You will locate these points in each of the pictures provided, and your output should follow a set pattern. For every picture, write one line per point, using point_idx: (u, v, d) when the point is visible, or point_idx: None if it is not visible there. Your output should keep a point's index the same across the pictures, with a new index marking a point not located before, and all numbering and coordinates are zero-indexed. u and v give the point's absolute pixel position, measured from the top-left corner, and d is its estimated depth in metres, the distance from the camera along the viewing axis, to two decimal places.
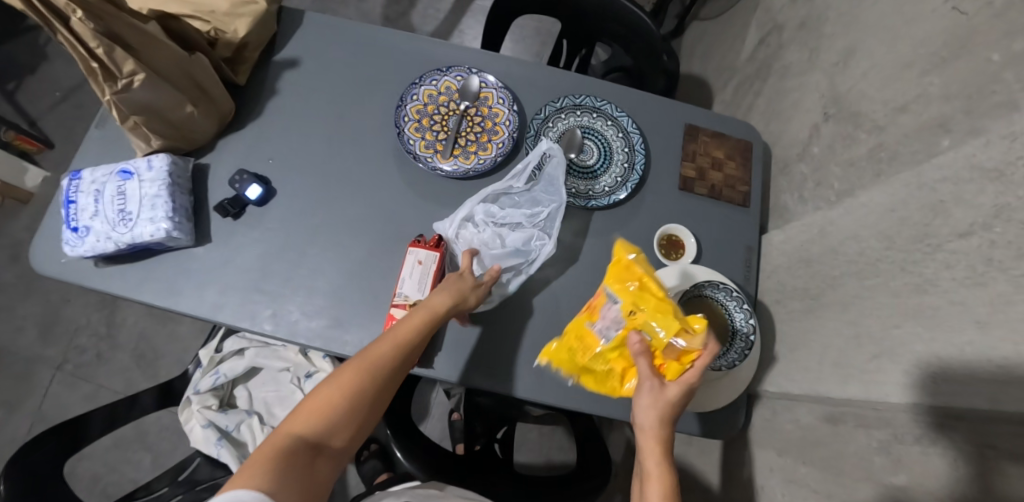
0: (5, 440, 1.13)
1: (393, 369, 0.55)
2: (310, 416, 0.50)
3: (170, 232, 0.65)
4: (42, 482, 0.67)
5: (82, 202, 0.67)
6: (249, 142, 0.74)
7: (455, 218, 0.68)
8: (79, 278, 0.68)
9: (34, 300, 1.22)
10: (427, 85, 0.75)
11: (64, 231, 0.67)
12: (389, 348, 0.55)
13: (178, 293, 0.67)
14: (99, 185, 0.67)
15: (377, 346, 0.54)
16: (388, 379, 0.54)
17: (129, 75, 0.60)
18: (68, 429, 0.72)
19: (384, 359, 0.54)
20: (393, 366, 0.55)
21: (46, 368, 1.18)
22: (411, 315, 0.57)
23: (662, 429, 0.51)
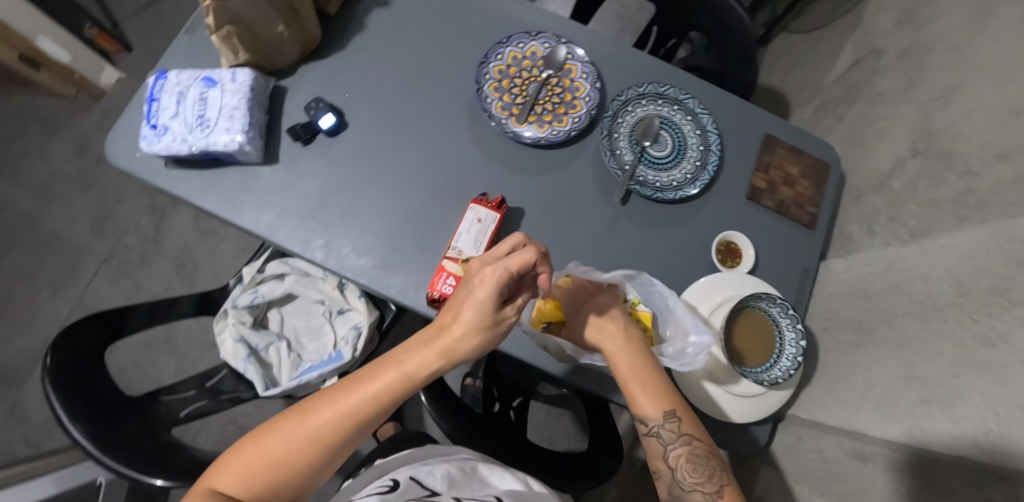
0: (46, 320, 1.19)
1: (387, 403, 0.52)
2: (247, 473, 0.49)
3: (242, 145, 0.66)
4: (83, 361, 0.69)
5: (164, 102, 0.68)
6: (329, 71, 0.73)
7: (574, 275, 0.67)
8: (148, 175, 0.69)
9: (92, 194, 1.27)
10: (513, 47, 0.74)
11: (143, 127, 0.68)
12: (336, 414, 0.51)
13: (238, 207, 0.68)
14: (183, 89, 0.68)
15: (323, 413, 0.51)
16: (385, 407, 0.52)
17: None
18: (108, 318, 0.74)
19: (378, 393, 0.52)
20: (341, 434, 0.51)
21: (92, 261, 1.23)
22: (379, 373, 0.53)
23: (632, 381, 0.56)
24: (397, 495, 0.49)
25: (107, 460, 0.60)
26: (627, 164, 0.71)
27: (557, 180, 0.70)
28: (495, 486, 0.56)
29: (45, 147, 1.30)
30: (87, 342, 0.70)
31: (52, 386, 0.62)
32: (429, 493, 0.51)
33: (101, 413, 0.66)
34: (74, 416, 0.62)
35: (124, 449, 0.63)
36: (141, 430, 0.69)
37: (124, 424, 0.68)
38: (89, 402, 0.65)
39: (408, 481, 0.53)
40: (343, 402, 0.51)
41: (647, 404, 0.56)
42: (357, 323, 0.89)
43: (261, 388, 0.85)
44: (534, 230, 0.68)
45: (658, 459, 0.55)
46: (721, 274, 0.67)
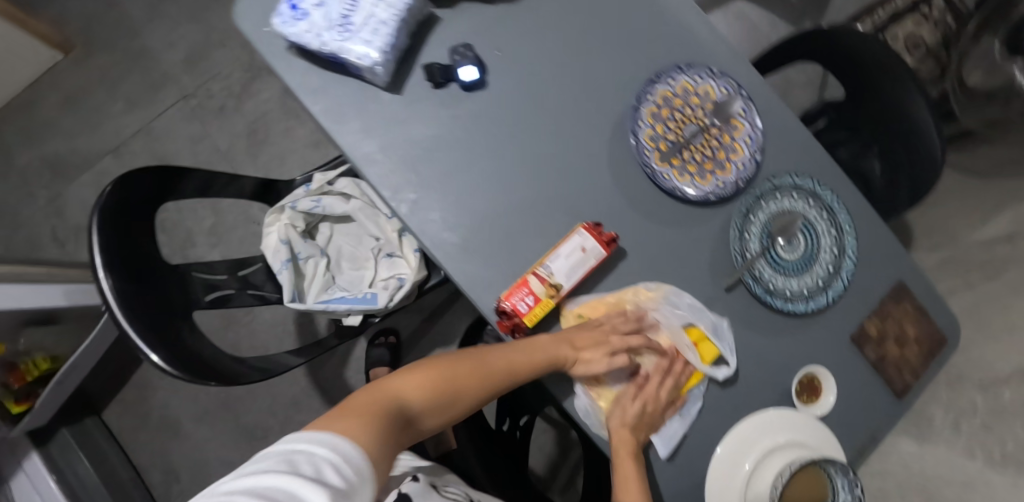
0: (112, 130, 1.19)
1: (502, 376, 0.55)
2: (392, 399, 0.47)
3: (375, 66, 0.57)
4: (136, 213, 0.66)
5: None
6: (491, 19, 0.64)
7: (674, 314, 0.62)
8: (267, 52, 0.63)
9: (196, 26, 1.22)
10: (689, 77, 0.65)
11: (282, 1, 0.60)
12: (461, 369, 0.53)
13: (343, 123, 0.62)
14: None
15: (447, 365, 0.53)
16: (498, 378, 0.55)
17: None
18: (168, 177, 0.71)
19: (497, 364, 0.54)
20: (461, 385, 0.53)
21: (174, 93, 1.20)
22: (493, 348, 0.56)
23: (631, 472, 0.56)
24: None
25: (129, 328, 0.58)
26: (750, 252, 0.64)
27: (671, 238, 0.64)
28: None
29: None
30: (142, 192, 0.67)
31: (98, 226, 0.60)
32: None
33: (133, 273, 0.63)
34: (108, 264, 0.60)
35: (145, 319, 0.61)
36: (163, 302, 0.66)
37: (151, 290, 0.65)
38: (124, 258, 0.63)
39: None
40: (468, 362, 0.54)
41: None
42: (401, 274, 0.85)
43: (287, 297, 0.81)
44: (622, 279, 0.62)
45: None
46: (796, 415, 0.60)
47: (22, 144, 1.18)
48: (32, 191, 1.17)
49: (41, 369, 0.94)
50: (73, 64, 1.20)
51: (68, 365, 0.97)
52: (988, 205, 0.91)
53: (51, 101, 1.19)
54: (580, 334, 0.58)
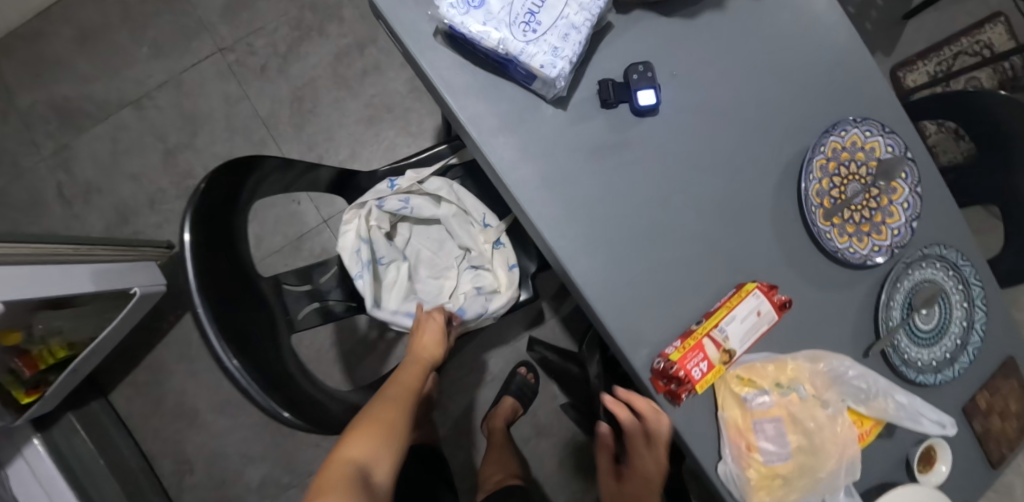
0: (134, 78, 1.04)
1: (403, 410, 0.59)
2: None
3: (560, 77, 0.52)
4: (228, 214, 0.55)
5: None
6: (664, 36, 0.59)
7: (859, 388, 0.55)
8: (411, 36, 0.54)
9: None
10: (858, 131, 0.61)
11: None
12: (397, 413, 0.58)
13: (501, 134, 0.55)
14: None
15: (384, 412, 0.57)
16: (396, 405, 0.59)
17: None
18: (250, 170, 0.57)
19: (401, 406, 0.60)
20: (401, 427, 0.57)
21: (210, 43, 1.05)
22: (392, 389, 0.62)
23: None
24: None
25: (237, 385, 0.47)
26: (892, 320, 0.62)
27: (820, 300, 0.61)
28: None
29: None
30: (232, 192, 0.55)
31: (191, 238, 0.49)
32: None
33: (225, 290, 0.52)
34: (203, 283, 0.49)
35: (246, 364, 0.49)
36: (257, 329, 0.55)
37: (244, 308, 0.55)
38: (216, 281, 0.51)
39: None
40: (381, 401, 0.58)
41: None
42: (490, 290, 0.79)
43: (369, 304, 0.72)
44: (775, 343, 0.58)
45: None
46: (927, 489, 0.58)
47: (26, 83, 1.02)
48: (35, 139, 1.02)
49: (57, 358, 0.82)
50: None
51: (88, 349, 0.85)
52: None
53: (62, 35, 1.03)
54: (746, 408, 0.54)
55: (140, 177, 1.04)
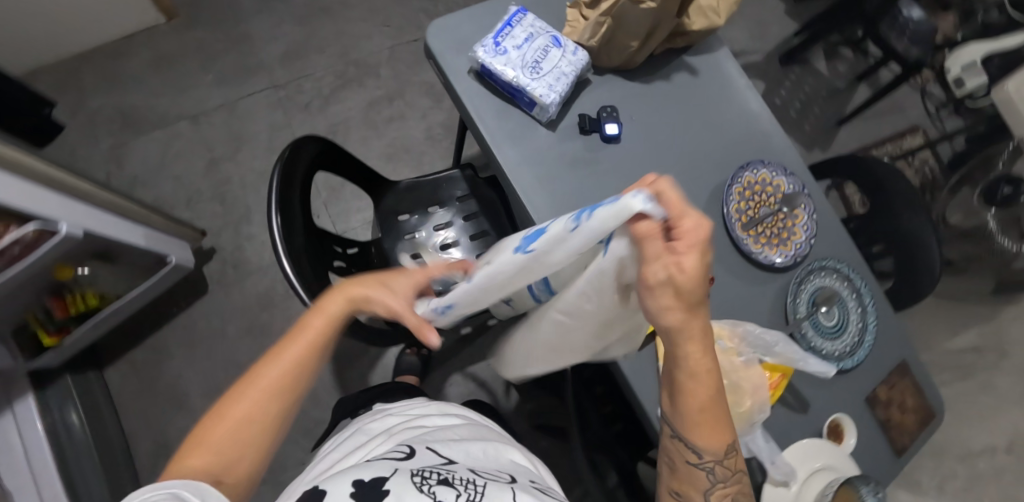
0: (196, 99, 1.25)
1: (322, 331, 0.50)
2: (250, 406, 0.46)
3: (551, 105, 0.73)
4: (302, 177, 0.73)
5: (515, 32, 0.75)
6: (628, 93, 0.82)
7: (762, 344, 0.68)
8: (451, 69, 0.77)
9: (300, 29, 1.33)
10: (767, 170, 0.81)
11: (486, 38, 0.75)
12: (301, 348, 0.49)
13: (506, 141, 0.75)
14: (534, 33, 0.76)
15: (293, 345, 0.48)
16: (320, 344, 0.50)
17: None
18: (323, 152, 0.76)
19: (304, 345, 0.49)
20: (311, 357, 0.49)
21: (265, 80, 1.28)
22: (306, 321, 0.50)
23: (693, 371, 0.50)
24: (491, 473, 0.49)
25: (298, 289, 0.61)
26: (799, 313, 0.78)
27: (741, 288, 0.77)
28: (501, 463, 0.54)
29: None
30: (307, 163, 0.73)
31: (277, 180, 0.66)
32: (447, 461, 0.49)
33: (290, 228, 0.68)
34: (277, 214, 0.65)
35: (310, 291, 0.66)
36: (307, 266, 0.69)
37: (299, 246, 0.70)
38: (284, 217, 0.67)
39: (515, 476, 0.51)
40: (343, 304, 0.51)
41: (709, 437, 0.52)
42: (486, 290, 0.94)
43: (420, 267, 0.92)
44: None
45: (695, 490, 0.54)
46: (828, 444, 0.69)
47: (103, 90, 1.22)
48: (98, 137, 1.20)
49: (88, 305, 0.91)
50: (173, 31, 1.28)
51: (110, 309, 0.94)
52: (961, 320, 1.09)
53: (144, 61, 1.25)
54: None
55: (181, 178, 1.20)
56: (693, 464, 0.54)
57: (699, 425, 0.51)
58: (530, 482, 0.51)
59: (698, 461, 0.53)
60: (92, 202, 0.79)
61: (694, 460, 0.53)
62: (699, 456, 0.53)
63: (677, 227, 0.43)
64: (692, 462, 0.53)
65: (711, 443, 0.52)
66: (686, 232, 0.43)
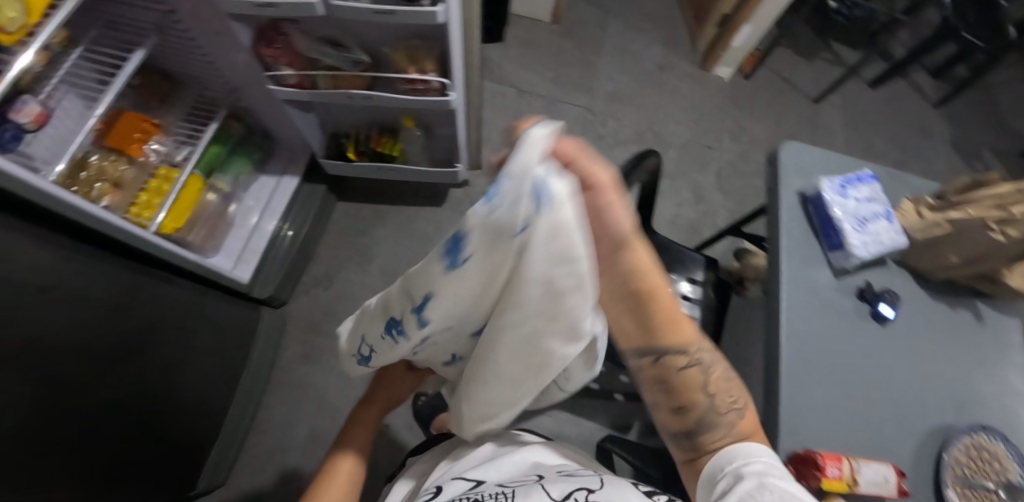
0: (532, 80, 1.48)
1: (345, 462, 0.67)
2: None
3: (855, 258, 0.77)
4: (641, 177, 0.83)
5: (861, 187, 0.82)
6: (912, 295, 0.84)
7: None
8: (784, 179, 0.85)
9: (634, 84, 1.53)
10: (1006, 449, 0.76)
11: (834, 176, 0.82)
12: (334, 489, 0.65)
13: (793, 259, 0.81)
14: (873, 198, 0.81)
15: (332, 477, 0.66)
16: (350, 472, 0.67)
17: (998, 229, 0.72)
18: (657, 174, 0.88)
19: (341, 481, 0.66)
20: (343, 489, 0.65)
21: (585, 98, 1.48)
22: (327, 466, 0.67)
23: (664, 305, 0.50)
24: (512, 485, 0.56)
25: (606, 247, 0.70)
26: None
27: None
28: (525, 467, 0.61)
29: (657, 38, 1.61)
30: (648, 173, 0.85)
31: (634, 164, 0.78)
32: (475, 483, 0.58)
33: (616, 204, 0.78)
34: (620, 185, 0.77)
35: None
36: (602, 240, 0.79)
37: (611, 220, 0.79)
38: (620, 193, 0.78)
39: (542, 476, 0.58)
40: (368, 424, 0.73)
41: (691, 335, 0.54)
42: None
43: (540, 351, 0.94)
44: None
45: (695, 388, 0.57)
46: None
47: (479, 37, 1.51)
48: None
49: (388, 150, 1.10)
50: (549, 29, 1.56)
51: (397, 164, 1.12)
52: None
53: (517, 36, 1.53)
54: None
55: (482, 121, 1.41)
56: (684, 369, 0.55)
57: (665, 333, 0.52)
58: (559, 472, 0.58)
59: (688, 359, 0.54)
60: (465, 94, 0.98)
61: (682, 364, 0.55)
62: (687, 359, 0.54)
63: (601, 177, 0.41)
64: (684, 368, 0.55)
65: (692, 337, 0.54)
66: (602, 178, 0.40)
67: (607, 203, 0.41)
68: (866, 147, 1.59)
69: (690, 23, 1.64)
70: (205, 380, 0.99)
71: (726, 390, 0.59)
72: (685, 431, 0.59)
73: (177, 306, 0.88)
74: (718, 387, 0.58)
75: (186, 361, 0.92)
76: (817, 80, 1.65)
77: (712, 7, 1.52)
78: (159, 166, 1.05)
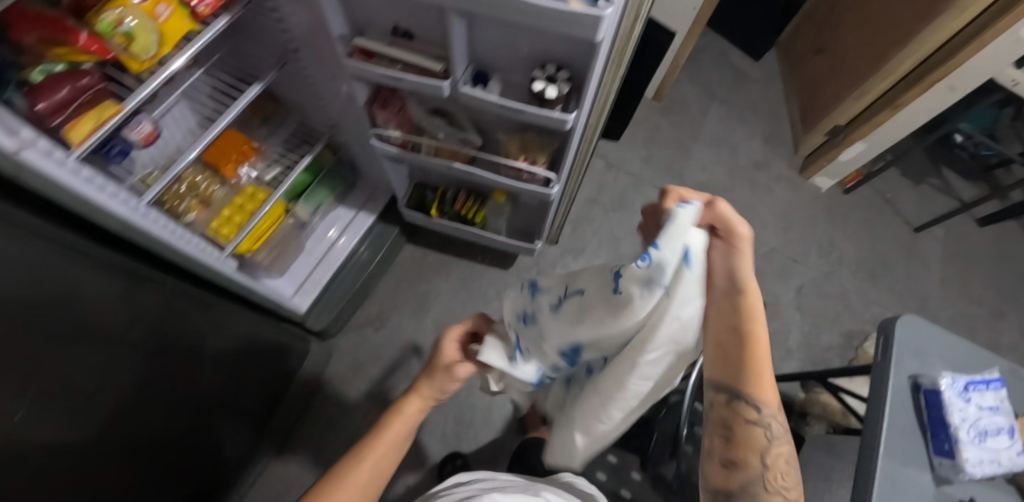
0: (621, 156, 1.45)
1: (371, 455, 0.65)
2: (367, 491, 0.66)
3: (971, 478, 0.70)
4: None
5: (985, 393, 0.75)
6: None
7: None
8: (894, 358, 0.76)
9: (724, 179, 1.48)
10: None
11: (955, 374, 0.75)
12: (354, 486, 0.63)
13: (888, 455, 0.71)
14: (996, 407, 0.74)
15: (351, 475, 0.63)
16: (375, 464, 0.64)
17: None
18: None
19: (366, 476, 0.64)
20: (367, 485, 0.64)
21: (673, 184, 1.44)
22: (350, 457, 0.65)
23: (755, 349, 0.49)
24: None
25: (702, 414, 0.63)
26: None
27: None
28: None
29: (758, 133, 1.55)
30: None
31: None
32: None
33: None
34: None
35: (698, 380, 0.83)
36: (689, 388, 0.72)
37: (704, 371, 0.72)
38: None
39: None
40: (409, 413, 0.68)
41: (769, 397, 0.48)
42: None
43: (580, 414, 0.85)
44: None
45: (753, 452, 0.49)
46: None
47: None
48: None
49: (471, 213, 1.08)
50: (648, 105, 1.53)
51: (475, 229, 1.09)
52: None
53: None
54: None
55: None
56: (733, 406, 0.49)
57: (747, 376, 0.48)
58: None
59: (757, 417, 0.48)
60: (565, 186, 0.93)
61: (750, 417, 0.48)
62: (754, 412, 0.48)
63: (739, 233, 0.51)
64: (743, 423, 0.49)
65: (773, 405, 0.49)
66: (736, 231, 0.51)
67: (737, 250, 0.52)
68: (965, 289, 1.48)
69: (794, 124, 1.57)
70: (237, 418, 1.00)
71: (779, 478, 0.48)
72: (723, 494, 0.49)
73: (229, 347, 0.91)
74: (778, 464, 0.49)
75: (222, 359, 0.91)
76: (920, 208, 1.56)
77: (824, 116, 1.45)
78: (247, 186, 1.05)
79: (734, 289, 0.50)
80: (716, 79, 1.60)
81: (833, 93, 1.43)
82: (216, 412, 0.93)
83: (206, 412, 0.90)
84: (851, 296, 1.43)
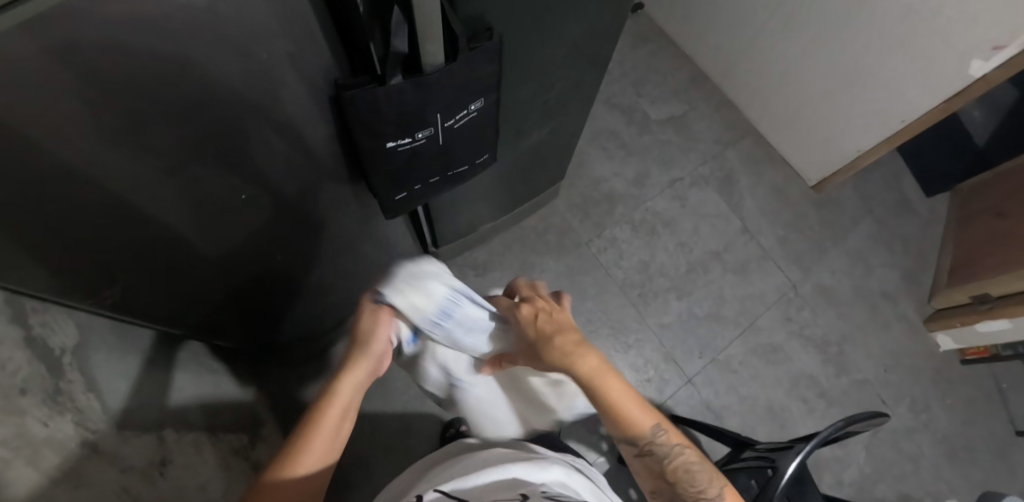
0: (761, 226, 1.44)
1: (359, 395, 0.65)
2: (311, 472, 0.60)
3: None
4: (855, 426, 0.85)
5: None
6: None
7: None
8: None
9: (850, 292, 1.44)
10: None
11: None
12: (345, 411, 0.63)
13: None
14: None
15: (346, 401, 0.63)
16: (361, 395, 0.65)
17: None
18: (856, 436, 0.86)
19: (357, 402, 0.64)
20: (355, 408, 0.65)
21: (797, 274, 1.42)
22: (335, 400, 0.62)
23: (627, 405, 0.66)
24: (527, 490, 0.54)
25: (796, 468, 0.74)
26: None
27: None
28: (528, 471, 0.58)
29: (898, 265, 1.50)
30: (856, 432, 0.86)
31: (865, 420, 0.80)
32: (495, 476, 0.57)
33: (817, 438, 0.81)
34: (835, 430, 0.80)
35: (824, 441, 0.75)
36: (785, 456, 0.81)
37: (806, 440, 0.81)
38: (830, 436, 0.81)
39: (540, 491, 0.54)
40: (352, 400, 0.64)
41: (643, 421, 0.66)
42: None
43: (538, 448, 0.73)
44: None
45: (658, 475, 0.69)
46: None
47: (741, 159, 1.51)
48: (705, 165, 1.47)
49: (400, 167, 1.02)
50: (805, 191, 1.52)
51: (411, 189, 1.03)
52: None
53: (773, 180, 1.50)
54: None
55: (696, 232, 1.40)
56: (645, 456, 0.68)
57: (620, 424, 0.66)
58: (547, 491, 0.55)
59: (640, 448, 0.68)
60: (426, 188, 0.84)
61: (636, 450, 0.68)
62: (638, 442, 0.67)
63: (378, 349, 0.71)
64: (641, 457, 0.68)
65: (648, 421, 0.66)
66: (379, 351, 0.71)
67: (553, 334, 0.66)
68: None
69: (940, 274, 1.50)
70: (294, 281, 0.96)
71: (687, 480, 0.68)
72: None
73: (340, 234, 0.94)
74: (676, 474, 0.68)
75: (325, 221, 0.86)
76: None
77: (976, 278, 1.36)
78: None
79: (583, 382, 0.63)
80: (879, 197, 1.56)
81: (994, 260, 1.34)
82: (297, 261, 0.90)
83: (278, 263, 0.87)
84: (924, 462, 1.36)
